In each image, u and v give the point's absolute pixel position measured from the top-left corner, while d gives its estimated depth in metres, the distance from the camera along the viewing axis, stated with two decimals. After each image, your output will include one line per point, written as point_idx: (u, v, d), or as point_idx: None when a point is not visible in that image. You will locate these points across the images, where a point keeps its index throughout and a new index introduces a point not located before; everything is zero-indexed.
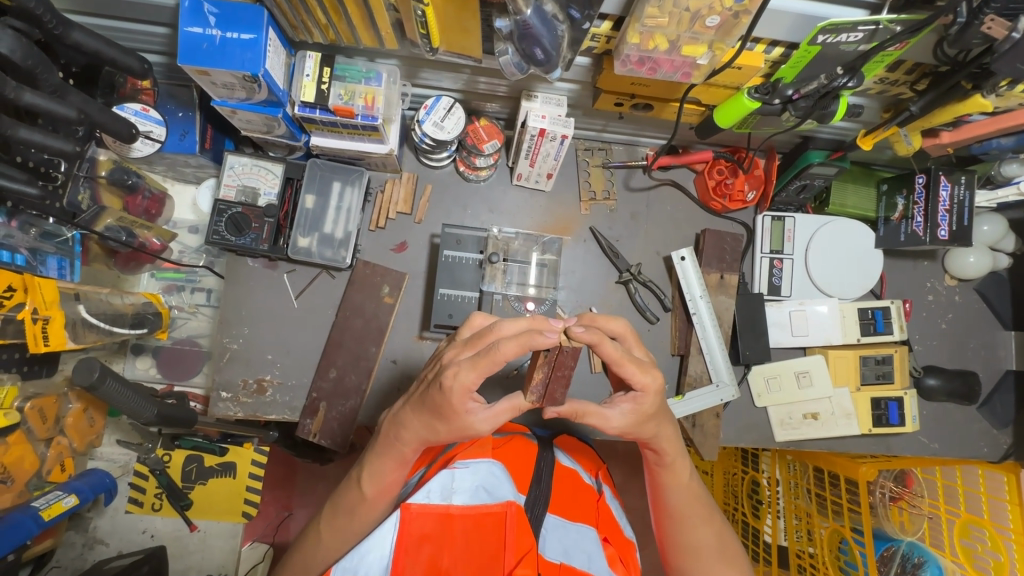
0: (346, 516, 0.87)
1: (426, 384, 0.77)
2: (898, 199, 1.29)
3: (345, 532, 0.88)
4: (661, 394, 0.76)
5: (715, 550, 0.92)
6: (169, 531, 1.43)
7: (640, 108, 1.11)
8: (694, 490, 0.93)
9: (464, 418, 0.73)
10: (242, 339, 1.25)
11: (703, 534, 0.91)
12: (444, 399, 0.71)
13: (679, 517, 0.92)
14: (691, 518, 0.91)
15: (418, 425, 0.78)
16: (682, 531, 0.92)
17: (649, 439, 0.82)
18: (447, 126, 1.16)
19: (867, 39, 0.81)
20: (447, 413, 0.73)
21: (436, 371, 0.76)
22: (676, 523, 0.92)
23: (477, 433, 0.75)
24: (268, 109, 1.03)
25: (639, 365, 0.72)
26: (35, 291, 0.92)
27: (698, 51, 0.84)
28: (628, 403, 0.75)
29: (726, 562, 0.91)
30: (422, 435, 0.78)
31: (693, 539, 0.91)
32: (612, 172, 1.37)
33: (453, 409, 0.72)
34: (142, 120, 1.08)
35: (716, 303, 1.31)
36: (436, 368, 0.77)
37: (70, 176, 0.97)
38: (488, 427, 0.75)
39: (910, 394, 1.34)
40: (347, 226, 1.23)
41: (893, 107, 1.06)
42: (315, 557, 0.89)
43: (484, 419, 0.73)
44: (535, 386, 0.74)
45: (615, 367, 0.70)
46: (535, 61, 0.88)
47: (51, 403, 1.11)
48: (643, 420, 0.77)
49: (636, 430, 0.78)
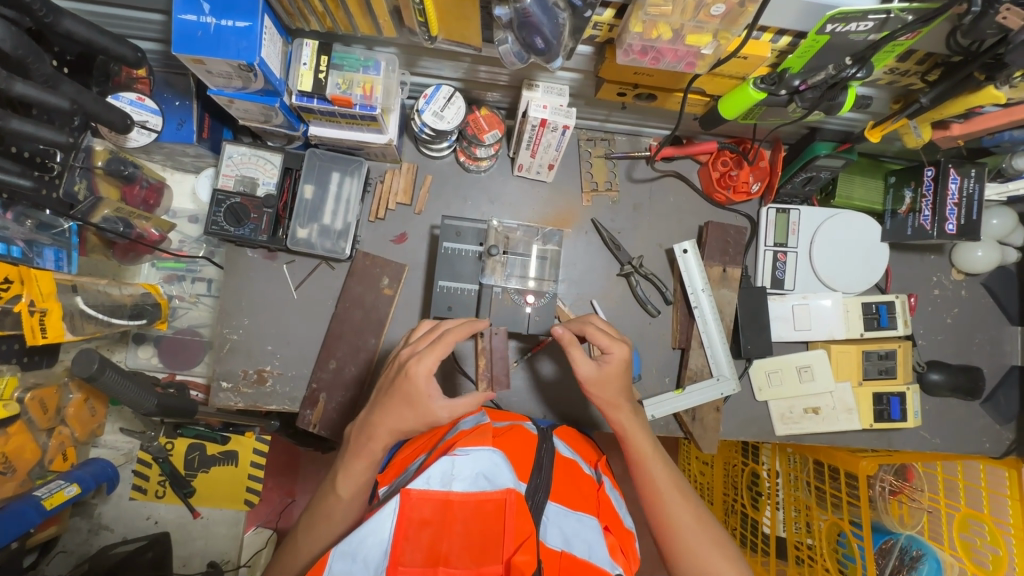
0: (329, 508, 0.90)
1: (389, 382, 0.90)
2: (906, 192, 1.26)
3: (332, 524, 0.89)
4: (627, 364, 0.98)
5: (701, 532, 0.91)
6: (173, 517, 1.44)
7: (644, 98, 1.09)
8: (665, 468, 0.96)
9: (427, 403, 0.86)
10: (242, 329, 1.25)
11: (684, 513, 0.92)
12: (409, 384, 0.87)
13: (656, 495, 0.94)
14: (669, 494, 0.93)
15: (389, 414, 0.88)
16: (662, 513, 0.92)
17: (610, 408, 0.97)
18: (446, 116, 1.14)
19: (878, 28, 0.79)
20: (418, 403, 0.86)
21: (399, 371, 0.90)
22: (653, 503, 0.93)
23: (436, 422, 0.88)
24: (265, 99, 1.01)
25: (603, 334, 0.98)
26: (32, 284, 0.93)
27: (702, 40, 0.82)
28: (591, 371, 0.95)
29: (711, 543, 0.90)
30: (394, 423, 0.87)
31: (678, 520, 0.92)
32: (615, 163, 1.35)
33: (419, 393, 0.86)
34: (138, 109, 1.06)
35: (718, 297, 1.29)
36: (396, 368, 0.91)
37: (67, 166, 0.97)
38: (447, 414, 0.87)
39: (912, 389, 1.33)
40: (346, 217, 1.22)
41: (902, 98, 1.03)
42: (305, 547, 0.90)
43: (441, 406, 0.86)
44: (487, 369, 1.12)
45: (571, 346, 0.97)
46: (535, 50, 0.86)
47: (52, 393, 1.12)
48: (609, 378, 0.95)
49: (595, 386, 0.96)
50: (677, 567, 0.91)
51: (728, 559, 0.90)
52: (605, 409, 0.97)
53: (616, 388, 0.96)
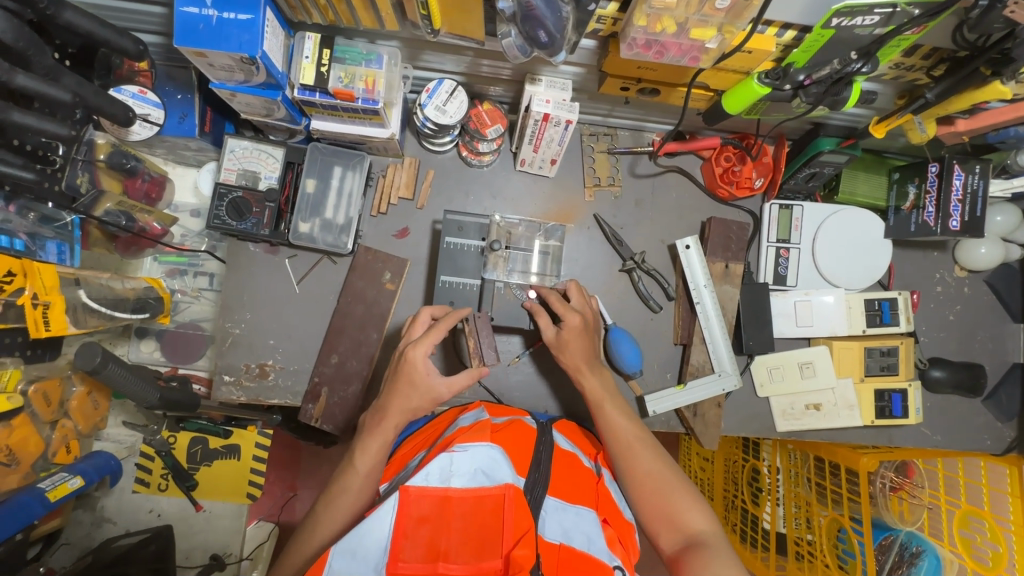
0: (344, 486, 0.91)
1: (391, 370, 1.00)
2: (910, 188, 1.26)
3: (349, 501, 0.90)
4: (583, 328, 1.10)
5: (671, 483, 0.95)
6: (175, 510, 1.45)
7: (647, 92, 1.08)
8: (634, 424, 1.03)
9: (426, 382, 0.95)
10: (244, 323, 1.26)
11: (654, 465, 0.97)
12: (410, 368, 0.96)
13: (626, 448, 0.99)
14: (630, 446, 1.00)
15: (400, 395, 0.95)
16: (632, 465, 0.98)
17: (575, 371, 1.09)
18: (449, 110, 1.14)
19: (884, 22, 0.79)
20: (419, 381, 0.95)
21: (399, 358, 1.00)
22: (625, 456, 0.99)
23: (438, 399, 0.96)
24: (267, 92, 1.01)
25: (561, 305, 1.11)
26: (34, 277, 0.93)
27: (707, 34, 0.81)
28: (554, 335, 1.10)
29: (670, 487, 0.95)
30: (405, 403, 0.95)
31: (647, 470, 0.97)
32: (617, 158, 1.35)
33: (419, 373, 0.95)
34: (141, 102, 1.07)
35: (720, 293, 1.29)
36: (397, 356, 1.01)
37: (69, 159, 0.96)
38: (446, 389, 0.96)
39: (914, 386, 1.33)
40: (348, 212, 1.22)
41: (907, 93, 1.03)
42: (317, 531, 0.88)
43: (440, 381, 0.96)
44: (478, 349, 1.07)
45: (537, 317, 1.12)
46: (538, 44, 0.86)
47: (55, 386, 1.12)
48: (570, 340, 1.08)
49: (560, 349, 1.10)
50: (649, 520, 0.94)
51: (696, 506, 0.93)
52: (573, 374, 1.09)
53: (579, 350, 1.09)
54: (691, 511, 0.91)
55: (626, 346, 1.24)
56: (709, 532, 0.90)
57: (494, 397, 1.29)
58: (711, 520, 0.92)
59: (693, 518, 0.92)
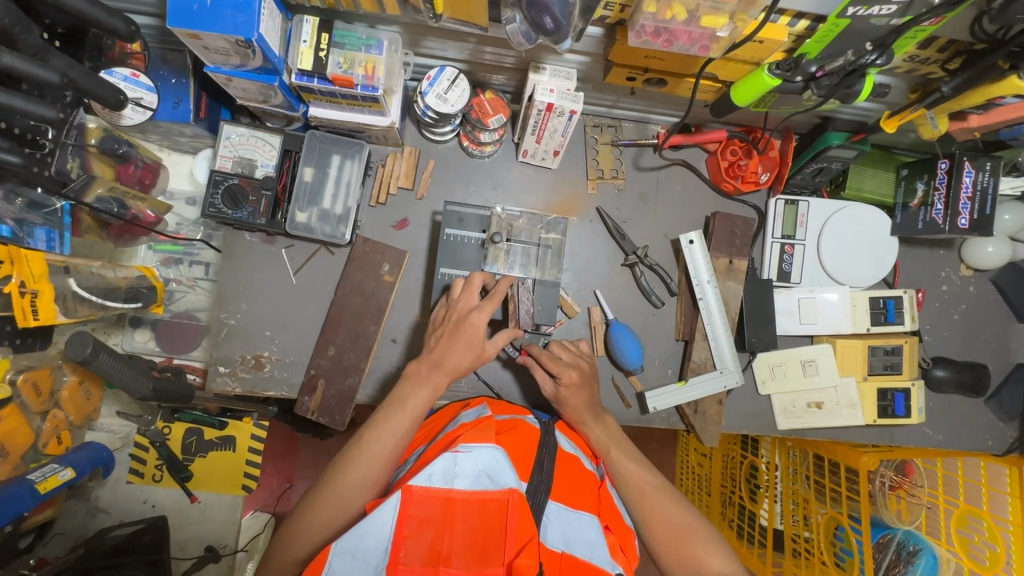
0: (391, 426, 0.91)
1: (444, 324, 1.01)
2: (919, 184, 1.24)
3: (375, 470, 0.87)
4: (579, 379, 1.10)
5: (686, 527, 0.94)
6: (170, 502, 1.43)
7: (654, 82, 1.06)
8: (644, 469, 1.01)
9: (481, 345, 0.98)
10: (240, 314, 1.24)
11: (670, 510, 0.96)
12: (467, 335, 0.97)
13: (640, 496, 0.98)
14: (643, 495, 0.98)
15: (455, 354, 0.96)
16: (647, 512, 0.96)
17: (577, 422, 1.09)
18: (450, 98, 1.11)
19: (901, 13, 0.76)
20: (475, 343, 0.97)
21: (455, 317, 1.01)
22: (639, 504, 0.97)
23: (484, 359, 1.00)
24: (263, 77, 0.98)
25: (546, 358, 1.11)
26: (22, 264, 0.90)
27: (719, 22, 0.78)
28: (553, 389, 1.11)
29: (687, 532, 0.94)
30: (459, 362, 0.96)
31: (663, 516, 0.95)
32: (621, 151, 1.32)
33: (477, 338, 0.97)
34: (132, 86, 1.02)
35: (724, 289, 1.27)
36: (451, 314, 1.01)
37: (59, 144, 0.95)
38: (495, 348, 1.01)
39: (917, 385, 1.31)
40: (346, 201, 1.19)
41: (920, 87, 1.00)
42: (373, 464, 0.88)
43: (491, 343, 1.00)
44: (518, 312, 1.12)
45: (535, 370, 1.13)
46: (544, 30, 0.83)
47: (45, 376, 1.10)
48: (569, 396, 1.09)
49: (560, 403, 1.11)
50: (669, 566, 0.93)
51: (715, 547, 0.92)
52: (576, 425, 1.10)
53: (579, 403, 1.09)
54: (710, 556, 0.91)
55: (627, 341, 1.23)
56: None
57: (493, 392, 1.27)
58: (731, 561, 0.92)
59: (713, 561, 0.91)
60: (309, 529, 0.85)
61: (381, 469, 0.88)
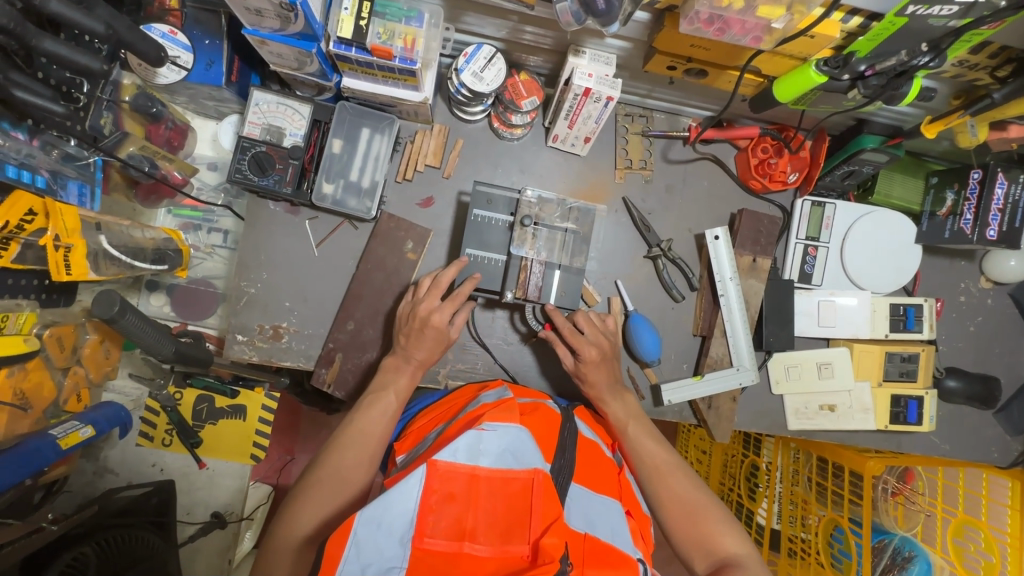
0: (380, 399, 1.03)
1: (410, 326, 1.09)
2: (948, 193, 1.24)
3: (368, 445, 0.96)
4: (602, 355, 1.12)
5: (703, 506, 0.97)
6: (179, 466, 1.44)
7: (693, 73, 1.04)
8: (661, 448, 1.05)
9: (444, 331, 1.09)
10: (260, 283, 1.23)
11: (684, 489, 0.99)
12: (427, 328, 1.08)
13: (656, 473, 1.02)
14: (665, 473, 1.01)
15: (427, 347, 1.09)
16: (664, 490, 1.00)
17: (596, 400, 1.13)
18: (486, 77, 1.09)
19: (961, 15, 0.75)
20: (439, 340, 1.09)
21: (419, 318, 1.08)
22: (656, 483, 1.01)
23: (449, 339, 1.11)
24: (302, 43, 0.96)
25: (571, 337, 1.11)
26: (56, 217, 0.90)
27: (775, 12, 0.78)
28: (574, 365, 1.14)
29: (704, 511, 0.96)
30: (430, 353, 1.10)
31: (678, 495, 0.99)
32: (651, 142, 1.31)
33: (436, 327, 1.08)
34: (170, 44, 1.03)
35: (746, 286, 1.26)
36: (415, 315, 1.09)
37: (93, 99, 0.90)
38: (456, 330, 1.11)
39: (931, 394, 1.32)
40: (374, 175, 1.18)
41: (964, 94, 1.00)
42: (373, 426, 0.99)
43: (451, 327, 1.10)
44: (526, 280, 1.14)
45: (556, 346, 1.15)
46: (594, 11, 0.82)
47: (69, 332, 1.11)
48: (588, 372, 1.12)
49: (581, 379, 1.14)
50: (684, 545, 0.96)
51: (730, 528, 0.95)
52: (595, 403, 1.14)
53: (600, 379, 1.12)
54: (725, 534, 0.93)
55: (646, 333, 1.23)
56: (743, 555, 0.91)
57: (509, 376, 1.27)
58: (744, 543, 0.94)
59: (726, 542, 0.93)
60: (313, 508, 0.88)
61: (374, 449, 0.97)
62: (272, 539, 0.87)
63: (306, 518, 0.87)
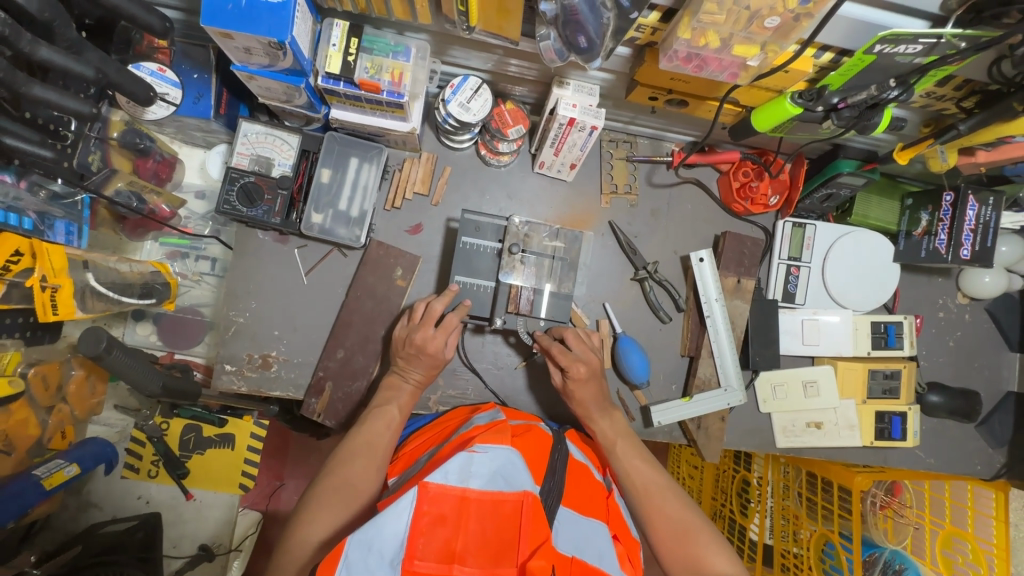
0: (383, 413, 1.07)
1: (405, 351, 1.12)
2: (922, 214, 1.28)
3: (375, 457, 0.99)
4: (593, 374, 1.14)
5: (692, 526, 0.97)
6: (165, 498, 1.41)
7: (674, 104, 1.07)
8: (650, 468, 1.06)
9: (439, 352, 1.12)
10: (249, 312, 1.22)
11: (673, 510, 1.00)
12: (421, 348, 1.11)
13: (645, 494, 1.02)
14: (654, 494, 1.02)
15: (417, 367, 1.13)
16: (652, 511, 1.00)
17: (584, 418, 1.14)
18: (473, 108, 1.11)
19: (925, 53, 0.79)
20: (432, 368, 1.13)
21: (415, 344, 1.11)
22: (645, 504, 1.01)
23: (442, 359, 1.13)
24: (290, 78, 0.98)
25: (564, 356, 1.12)
26: (43, 258, 0.90)
27: (750, 51, 0.81)
28: (562, 382, 1.15)
29: (693, 532, 0.96)
30: (424, 373, 1.13)
31: (667, 516, 0.99)
32: (636, 167, 1.34)
33: (432, 351, 1.11)
34: (158, 81, 1.04)
35: (731, 307, 1.29)
36: (412, 339, 1.12)
37: (81, 135, 0.92)
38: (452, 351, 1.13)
39: (914, 410, 1.35)
40: (363, 205, 1.19)
41: (933, 122, 1.05)
42: (379, 438, 1.02)
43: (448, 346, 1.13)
44: (517, 297, 1.15)
45: (546, 356, 1.17)
46: (576, 49, 0.86)
47: (53, 370, 1.10)
48: (576, 390, 1.13)
49: (569, 396, 1.15)
50: (673, 567, 0.96)
51: (719, 548, 0.95)
52: (583, 421, 1.15)
53: (587, 398, 1.13)
54: (714, 554, 0.93)
55: (635, 356, 1.24)
56: None
57: (500, 400, 1.28)
58: (733, 562, 0.94)
59: (715, 563, 0.93)
60: (321, 515, 0.88)
61: (380, 460, 0.99)
62: (286, 546, 0.86)
63: (321, 525, 0.87)
